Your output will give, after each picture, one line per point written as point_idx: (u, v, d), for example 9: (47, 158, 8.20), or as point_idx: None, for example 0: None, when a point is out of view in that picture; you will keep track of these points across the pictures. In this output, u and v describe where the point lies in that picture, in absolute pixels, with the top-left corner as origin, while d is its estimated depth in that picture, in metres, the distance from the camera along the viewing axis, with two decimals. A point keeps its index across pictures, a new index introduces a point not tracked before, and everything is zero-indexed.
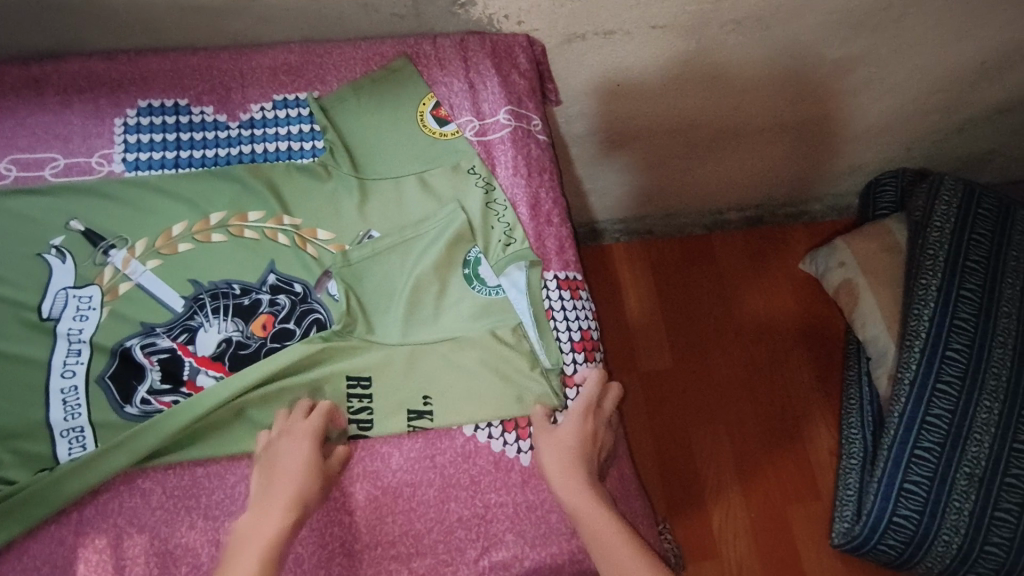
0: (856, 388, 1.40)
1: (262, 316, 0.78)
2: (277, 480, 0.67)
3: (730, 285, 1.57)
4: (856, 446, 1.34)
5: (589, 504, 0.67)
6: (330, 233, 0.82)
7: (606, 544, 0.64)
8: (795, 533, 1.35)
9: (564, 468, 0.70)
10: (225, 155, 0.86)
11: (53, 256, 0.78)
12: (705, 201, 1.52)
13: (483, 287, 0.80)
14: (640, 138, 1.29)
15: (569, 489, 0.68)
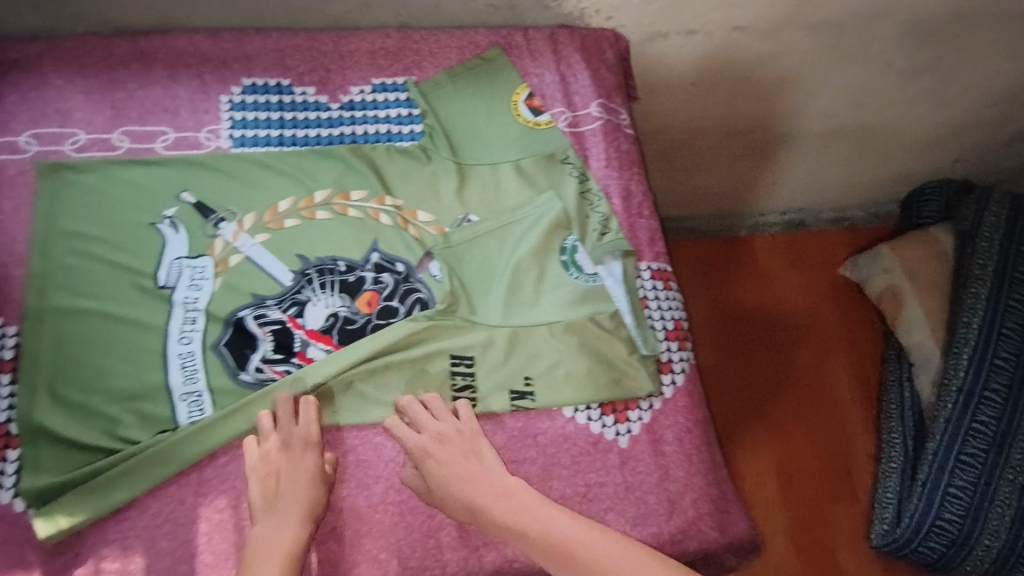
0: (896, 394, 1.42)
1: (367, 293, 0.80)
2: (286, 490, 0.67)
3: (776, 286, 1.58)
4: (897, 451, 1.35)
5: (542, 518, 0.64)
6: (431, 216, 0.85)
7: (573, 554, 0.61)
8: (834, 535, 1.36)
9: (503, 488, 0.67)
10: (326, 135, 0.87)
11: (166, 226, 0.80)
12: (758, 201, 1.53)
13: (580, 274, 0.83)
14: (706, 135, 1.30)
15: (515, 512, 0.65)
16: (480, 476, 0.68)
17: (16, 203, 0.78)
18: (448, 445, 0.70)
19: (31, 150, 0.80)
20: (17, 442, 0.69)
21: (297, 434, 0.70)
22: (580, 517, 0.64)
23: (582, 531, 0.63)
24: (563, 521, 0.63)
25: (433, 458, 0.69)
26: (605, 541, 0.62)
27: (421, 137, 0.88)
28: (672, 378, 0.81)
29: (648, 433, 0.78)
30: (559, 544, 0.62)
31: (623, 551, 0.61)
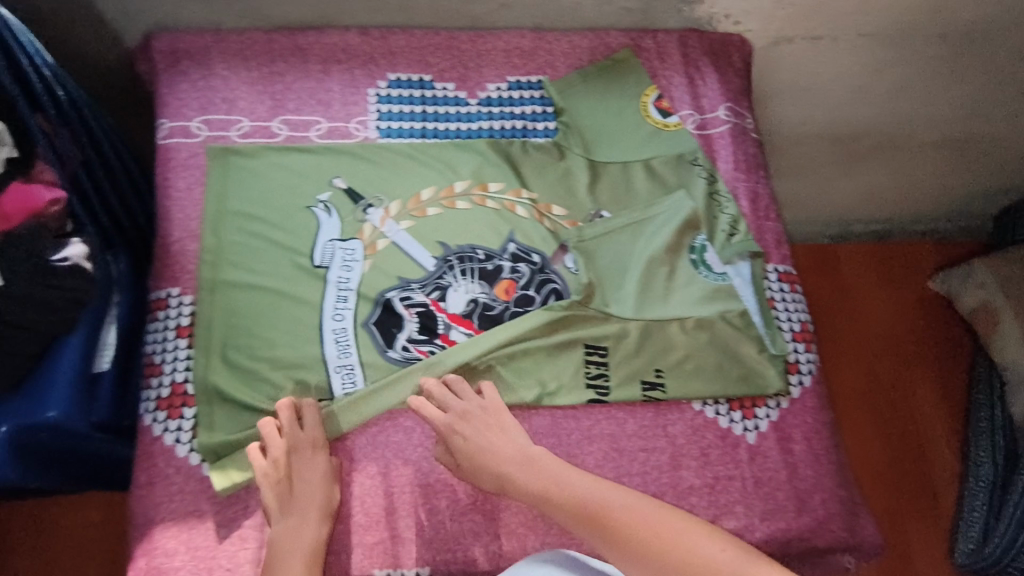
0: (987, 411, 1.36)
1: (505, 281, 0.84)
2: (302, 492, 0.71)
3: (865, 294, 1.52)
4: (986, 470, 1.30)
5: (563, 482, 0.70)
6: (565, 210, 0.88)
7: (590, 512, 0.67)
8: (915, 550, 1.32)
9: (529, 457, 0.73)
10: (465, 129, 0.91)
11: (321, 210, 0.85)
12: (868, 208, 1.48)
13: (710, 272, 0.85)
14: (835, 134, 1.26)
15: (539, 478, 0.71)
16: (506, 448, 0.74)
17: (190, 183, 0.85)
18: (474, 424, 0.75)
19: (201, 135, 0.87)
20: (195, 402, 0.77)
21: (308, 437, 0.74)
22: (597, 479, 0.71)
23: (600, 491, 0.69)
24: (582, 484, 0.70)
25: (466, 438, 0.74)
26: (620, 501, 0.67)
27: (555, 134, 0.92)
28: (800, 379, 0.82)
29: (776, 430, 0.80)
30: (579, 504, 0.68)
31: (639, 506, 0.66)
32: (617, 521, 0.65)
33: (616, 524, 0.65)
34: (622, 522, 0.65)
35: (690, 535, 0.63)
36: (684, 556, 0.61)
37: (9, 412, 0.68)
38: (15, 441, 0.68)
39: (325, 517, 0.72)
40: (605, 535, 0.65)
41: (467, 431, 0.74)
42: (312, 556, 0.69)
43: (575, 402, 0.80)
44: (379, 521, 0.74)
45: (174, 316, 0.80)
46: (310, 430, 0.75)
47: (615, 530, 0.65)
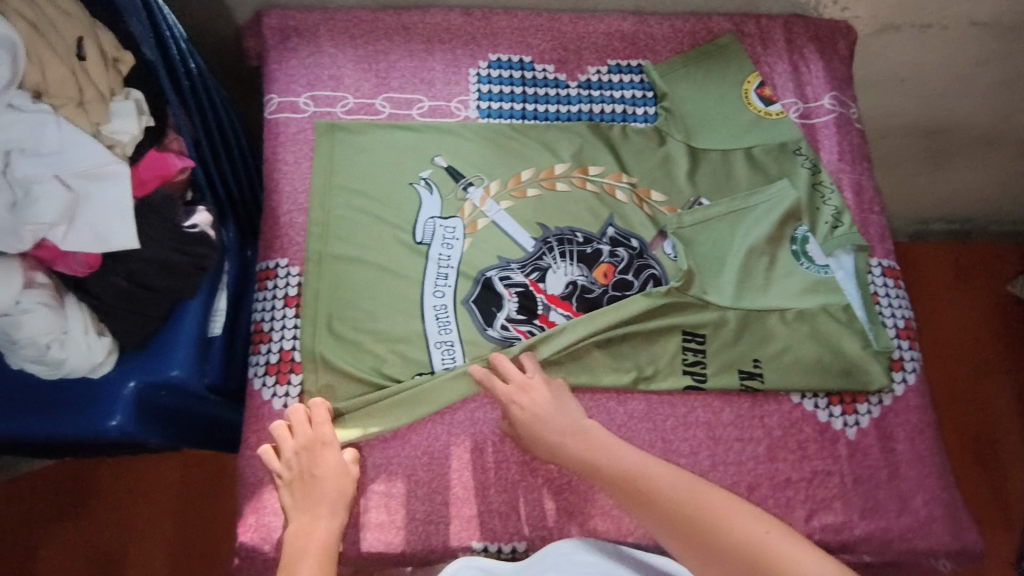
0: None
1: (603, 265, 0.84)
2: (313, 489, 0.69)
3: (942, 293, 1.45)
4: None
5: (612, 455, 0.68)
6: (664, 196, 0.88)
7: (636, 486, 0.64)
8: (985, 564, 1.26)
9: (580, 428, 0.71)
10: (565, 111, 0.91)
11: (422, 187, 0.86)
12: (964, 200, 1.40)
13: (812, 264, 0.84)
14: (951, 116, 1.18)
15: (588, 450, 0.69)
16: (559, 417, 0.72)
17: (298, 157, 0.87)
18: (532, 395, 0.74)
19: (309, 111, 0.89)
20: (302, 369, 0.79)
21: (321, 435, 0.73)
22: (644, 456, 0.67)
23: (648, 467, 0.66)
24: (632, 457, 0.67)
25: (524, 407, 0.73)
26: (666, 479, 0.64)
27: (654, 120, 0.91)
28: (903, 377, 0.81)
29: (877, 427, 0.79)
30: (624, 474, 0.66)
31: (687, 486, 0.62)
32: (663, 497, 0.62)
33: (660, 500, 0.62)
34: (669, 499, 0.62)
35: (737, 517, 0.58)
36: (730, 536, 0.57)
37: (136, 368, 0.71)
38: (140, 398, 0.71)
39: (334, 512, 0.69)
40: (650, 510, 0.62)
41: (528, 401, 0.73)
42: (327, 547, 0.65)
43: (672, 388, 0.80)
44: (476, 495, 0.75)
45: (282, 286, 0.82)
46: (322, 428, 0.73)
47: (661, 505, 0.62)
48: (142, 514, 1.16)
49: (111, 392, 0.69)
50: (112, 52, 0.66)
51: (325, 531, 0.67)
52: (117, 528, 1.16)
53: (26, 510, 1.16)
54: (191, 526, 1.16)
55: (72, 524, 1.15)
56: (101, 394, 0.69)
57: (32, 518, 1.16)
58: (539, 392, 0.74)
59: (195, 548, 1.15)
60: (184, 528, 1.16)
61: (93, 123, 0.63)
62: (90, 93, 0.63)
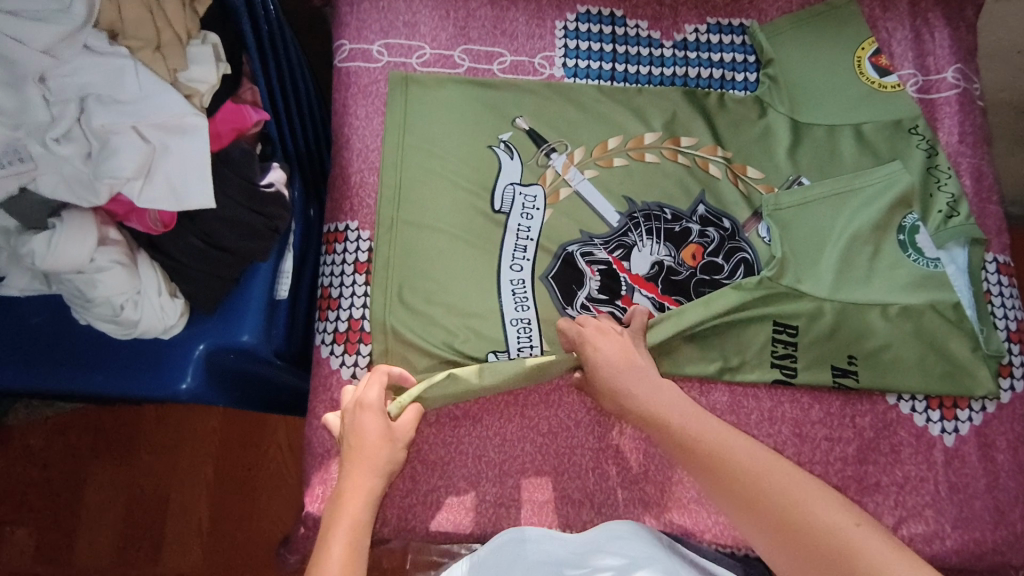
0: None
1: (692, 246, 0.78)
2: (356, 457, 0.61)
3: None
4: None
5: (686, 423, 0.60)
6: (761, 173, 0.81)
7: (712, 460, 0.56)
8: None
9: (655, 389, 0.63)
10: (658, 74, 0.84)
11: (502, 151, 0.81)
12: None
13: (920, 257, 0.77)
14: None
15: (662, 413, 0.61)
16: (634, 376, 0.65)
17: (370, 112, 0.81)
18: (607, 346, 0.67)
19: (382, 61, 0.83)
20: (371, 339, 0.75)
21: (370, 399, 0.65)
22: (723, 426, 0.59)
23: (725, 441, 0.57)
24: (707, 427, 0.59)
25: (597, 358, 0.67)
26: (746, 456, 0.55)
27: (755, 88, 0.84)
28: (1011, 383, 0.75)
29: (979, 435, 0.74)
30: (699, 445, 0.58)
31: (770, 467, 0.54)
32: (740, 476, 0.54)
33: (736, 477, 0.54)
34: (747, 479, 0.54)
35: (825, 509, 0.50)
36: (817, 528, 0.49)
37: (205, 329, 0.68)
38: (209, 361, 0.68)
39: (376, 479, 0.60)
40: (724, 488, 0.55)
41: (601, 353, 0.67)
42: (359, 522, 0.57)
43: (759, 380, 0.75)
44: (549, 480, 0.72)
45: (352, 251, 0.78)
46: (367, 391, 0.66)
47: (738, 483, 0.54)
48: (184, 459, 1.12)
49: (181, 354, 0.67)
50: None
51: (364, 493, 0.59)
52: (158, 471, 1.12)
53: (66, 446, 1.12)
54: (233, 474, 1.12)
55: (112, 464, 1.12)
56: (172, 355, 0.67)
57: (69, 453, 1.12)
58: (615, 345, 0.67)
59: (237, 495, 1.11)
60: (225, 474, 1.12)
61: (171, 69, 0.58)
62: (166, 35, 0.58)
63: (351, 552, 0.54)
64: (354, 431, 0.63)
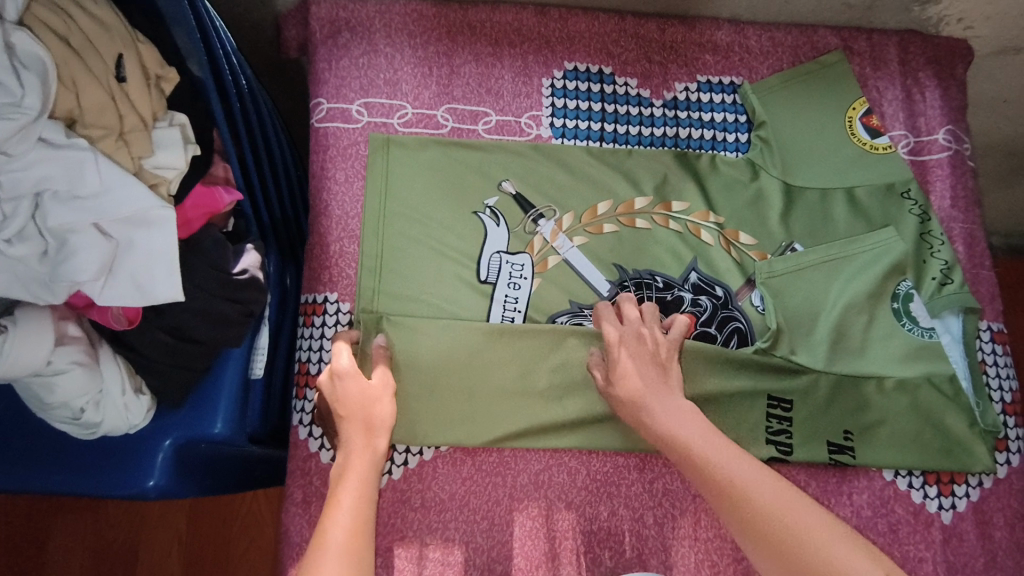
0: None
1: (684, 315, 0.76)
2: (348, 426, 0.61)
3: None
4: None
5: (757, 491, 0.54)
6: (754, 239, 0.79)
7: (783, 533, 0.51)
8: None
9: (712, 443, 0.58)
10: (648, 135, 0.83)
11: (488, 217, 0.77)
12: None
13: (915, 327, 0.76)
14: None
15: (723, 473, 0.56)
16: (676, 420, 0.61)
17: (350, 175, 0.78)
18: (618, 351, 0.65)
19: (362, 121, 0.80)
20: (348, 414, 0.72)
21: (345, 363, 0.64)
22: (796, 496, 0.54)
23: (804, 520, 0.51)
24: (779, 499, 0.53)
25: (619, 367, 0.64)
26: (827, 543, 0.50)
27: (746, 149, 0.83)
28: (1007, 457, 0.75)
29: (975, 512, 0.73)
30: (765, 516, 0.52)
31: (810, 518, 0.51)
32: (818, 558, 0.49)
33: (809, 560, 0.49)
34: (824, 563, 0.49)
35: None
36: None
37: (175, 423, 0.64)
38: (179, 453, 0.65)
39: (378, 442, 0.61)
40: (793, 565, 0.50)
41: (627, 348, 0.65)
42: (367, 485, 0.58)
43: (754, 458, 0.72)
44: (540, 567, 0.69)
45: (331, 324, 0.74)
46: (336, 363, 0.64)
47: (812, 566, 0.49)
48: (154, 509, 1.07)
49: (146, 449, 0.63)
50: (154, 70, 0.57)
51: (364, 466, 0.59)
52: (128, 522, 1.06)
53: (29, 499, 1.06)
54: (208, 522, 1.07)
55: (78, 516, 1.06)
56: (137, 449, 0.63)
57: (33, 507, 1.06)
58: (639, 355, 0.65)
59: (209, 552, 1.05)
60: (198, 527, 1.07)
61: (135, 156, 0.54)
62: (130, 121, 0.54)
63: (357, 526, 0.54)
64: (342, 404, 0.63)
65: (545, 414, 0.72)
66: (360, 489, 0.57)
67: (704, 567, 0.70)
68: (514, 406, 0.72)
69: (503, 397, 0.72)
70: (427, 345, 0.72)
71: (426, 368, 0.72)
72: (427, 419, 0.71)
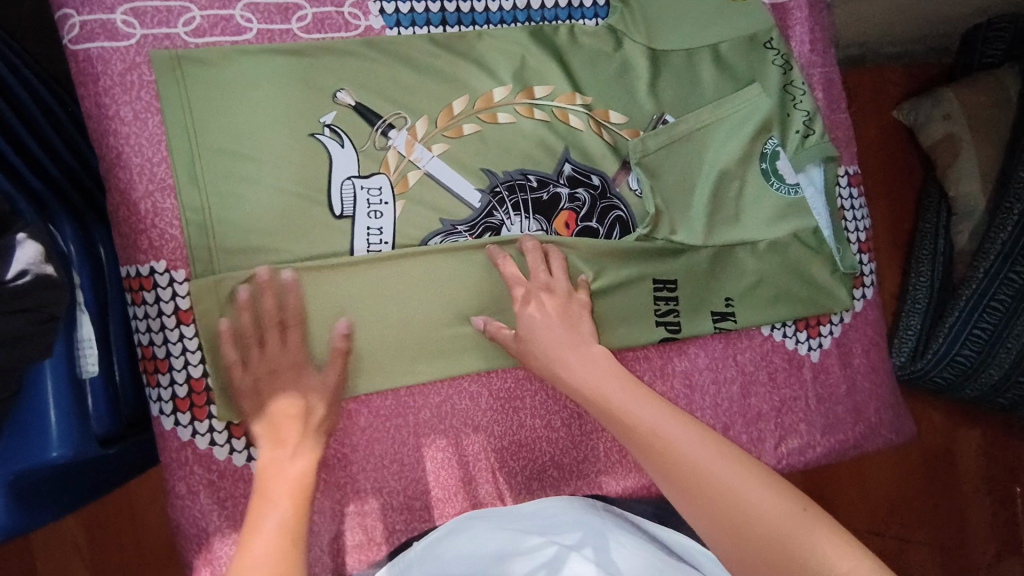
0: (930, 238, 1.21)
1: (564, 213, 0.71)
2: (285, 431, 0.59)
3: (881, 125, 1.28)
4: (922, 294, 1.19)
5: (645, 420, 0.53)
6: (624, 116, 0.74)
7: (633, 426, 0.54)
8: (959, 459, 1.27)
9: (624, 390, 0.57)
10: (497, 10, 0.72)
11: (329, 137, 0.65)
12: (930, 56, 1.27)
13: (782, 185, 0.77)
14: None
15: (592, 385, 0.59)
16: (583, 367, 0.61)
17: (138, 110, 0.61)
18: (525, 312, 0.65)
19: (136, 34, 0.62)
20: (171, 367, 0.62)
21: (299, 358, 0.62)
22: (706, 433, 0.51)
23: (688, 440, 0.50)
24: (689, 441, 0.50)
25: (528, 321, 0.64)
26: (642, 406, 0.55)
27: (606, 14, 0.75)
28: (862, 292, 0.82)
29: (838, 345, 0.80)
30: (654, 439, 0.51)
31: (643, 402, 0.55)
32: (709, 482, 0.47)
33: (674, 463, 0.49)
34: (698, 472, 0.48)
35: (836, 554, 0.41)
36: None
37: (4, 456, 0.54)
38: (18, 485, 0.55)
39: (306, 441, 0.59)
40: (711, 521, 0.45)
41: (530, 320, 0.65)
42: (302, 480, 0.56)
43: (646, 343, 0.73)
44: (459, 493, 0.70)
45: (167, 299, 0.62)
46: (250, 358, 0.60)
47: (726, 516, 0.45)
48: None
49: None
50: None
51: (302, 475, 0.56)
52: None
53: None
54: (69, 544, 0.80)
55: None
56: None
57: None
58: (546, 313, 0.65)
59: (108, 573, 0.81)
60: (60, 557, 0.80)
61: None
62: None
63: (287, 535, 0.50)
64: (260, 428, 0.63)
65: (437, 347, 0.68)
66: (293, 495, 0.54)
67: (613, 452, 0.74)
68: (399, 337, 0.67)
69: (388, 342, 0.67)
70: (285, 292, 0.63)
71: (285, 317, 0.64)
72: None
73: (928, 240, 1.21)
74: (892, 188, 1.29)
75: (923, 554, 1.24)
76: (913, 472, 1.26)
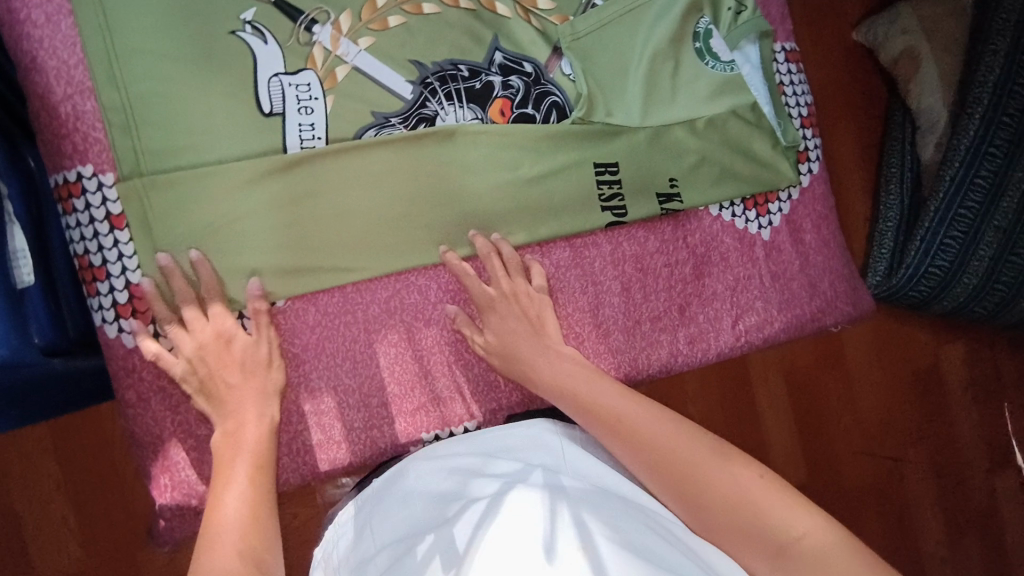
0: (897, 155, 1.18)
1: (498, 101, 0.71)
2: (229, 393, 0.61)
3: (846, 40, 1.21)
4: (894, 211, 1.16)
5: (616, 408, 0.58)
6: (552, 2, 0.74)
7: (605, 414, 0.58)
8: (942, 363, 1.26)
9: (588, 382, 0.62)
10: None
11: (250, 34, 0.65)
12: None
13: (717, 63, 0.77)
14: None
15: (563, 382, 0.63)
16: (549, 366, 0.65)
17: (49, 14, 0.61)
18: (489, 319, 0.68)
19: None
20: (108, 274, 0.62)
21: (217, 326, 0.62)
22: (669, 419, 0.56)
23: (656, 425, 0.55)
24: (655, 427, 0.55)
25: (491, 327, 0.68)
26: (610, 394, 0.60)
27: None
28: (808, 167, 0.83)
29: (787, 223, 0.81)
30: (626, 425, 0.56)
31: (612, 393, 0.60)
32: (676, 459, 0.52)
33: (646, 445, 0.54)
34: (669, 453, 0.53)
35: (794, 518, 0.47)
36: (780, 540, 0.46)
37: None
38: None
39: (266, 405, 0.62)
40: (677, 494, 0.51)
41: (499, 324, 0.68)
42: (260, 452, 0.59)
43: (594, 228, 0.73)
44: (417, 387, 0.70)
45: (97, 205, 0.62)
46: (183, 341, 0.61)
47: (689, 488, 0.50)
48: None
49: None
50: None
51: (258, 439, 0.60)
52: None
53: None
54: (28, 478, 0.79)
55: None
56: None
57: None
58: (507, 317, 0.68)
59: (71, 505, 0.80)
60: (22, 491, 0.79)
61: None
62: None
63: (252, 504, 0.55)
64: (195, 346, 0.61)
65: (378, 248, 0.68)
66: (254, 462, 0.58)
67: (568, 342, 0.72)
68: (342, 241, 0.67)
69: (329, 246, 0.66)
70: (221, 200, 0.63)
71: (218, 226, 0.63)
72: (258, 285, 0.64)
73: (897, 155, 1.19)
74: (865, 103, 1.22)
75: (913, 462, 1.23)
76: (900, 384, 1.24)
